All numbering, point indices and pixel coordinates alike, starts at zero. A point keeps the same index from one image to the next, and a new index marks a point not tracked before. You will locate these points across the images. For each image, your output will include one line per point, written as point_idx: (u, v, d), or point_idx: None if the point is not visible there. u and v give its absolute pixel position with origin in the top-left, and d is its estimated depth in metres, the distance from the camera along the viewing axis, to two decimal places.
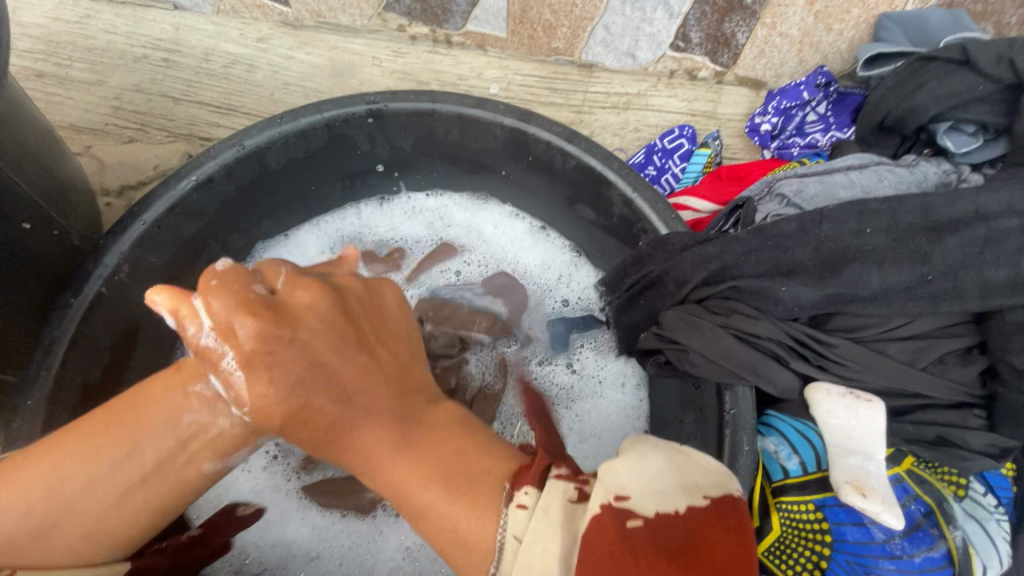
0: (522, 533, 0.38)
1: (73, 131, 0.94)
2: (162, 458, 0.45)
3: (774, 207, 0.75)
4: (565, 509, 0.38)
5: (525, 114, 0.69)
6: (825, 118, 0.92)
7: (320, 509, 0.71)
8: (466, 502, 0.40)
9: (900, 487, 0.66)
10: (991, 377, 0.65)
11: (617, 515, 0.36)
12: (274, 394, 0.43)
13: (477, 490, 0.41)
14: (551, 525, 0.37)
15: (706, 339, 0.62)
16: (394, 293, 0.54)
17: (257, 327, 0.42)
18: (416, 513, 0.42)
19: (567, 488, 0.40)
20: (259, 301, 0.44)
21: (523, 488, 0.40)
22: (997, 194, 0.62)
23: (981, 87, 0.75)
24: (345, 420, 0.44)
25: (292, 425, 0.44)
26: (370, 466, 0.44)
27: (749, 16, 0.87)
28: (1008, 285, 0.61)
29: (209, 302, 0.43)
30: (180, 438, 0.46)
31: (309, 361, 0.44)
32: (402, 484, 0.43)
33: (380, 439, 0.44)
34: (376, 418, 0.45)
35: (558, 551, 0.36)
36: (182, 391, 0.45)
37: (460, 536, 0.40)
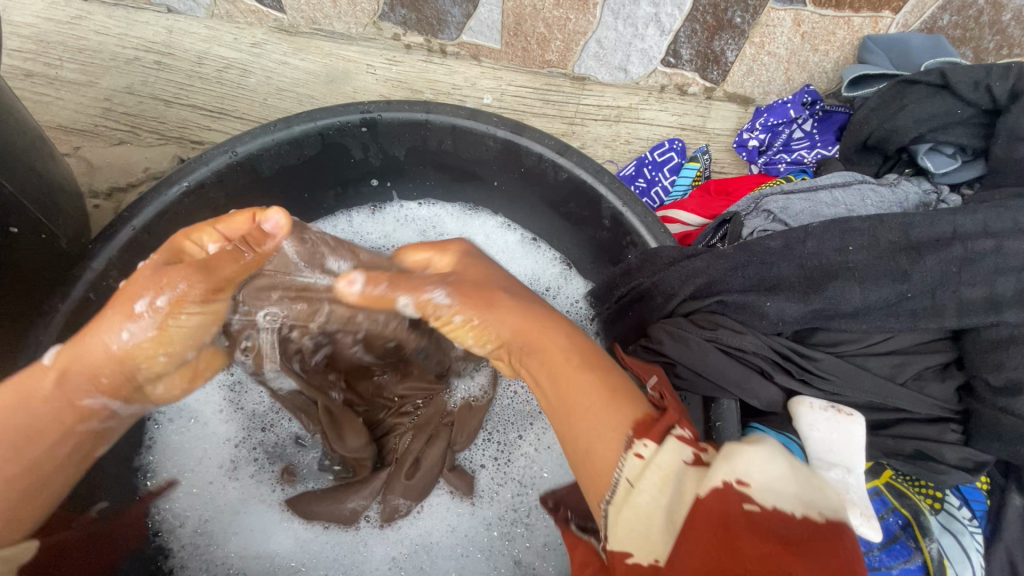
0: (635, 481, 0.39)
1: (61, 132, 0.93)
2: (67, 453, 0.52)
3: (761, 222, 0.77)
4: (677, 471, 0.37)
5: (518, 126, 0.70)
6: (812, 135, 0.94)
7: (302, 522, 0.70)
8: (616, 419, 0.43)
9: (879, 499, 0.69)
10: (967, 394, 0.67)
11: (735, 497, 0.34)
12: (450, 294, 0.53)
13: (622, 412, 0.43)
14: (657, 486, 0.37)
15: (693, 354, 0.64)
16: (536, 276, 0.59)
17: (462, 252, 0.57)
18: (560, 415, 0.46)
19: (688, 452, 0.39)
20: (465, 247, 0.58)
21: (646, 441, 0.40)
22: (974, 215, 0.64)
23: (959, 111, 0.77)
24: (511, 318, 0.51)
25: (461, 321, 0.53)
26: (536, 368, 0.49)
27: (738, 34, 0.88)
28: (983, 303, 0.63)
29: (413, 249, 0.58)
30: (75, 441, 0.52)
31: (517, 284, 0.55)
32: (558, 377, 0.47)
33: (559, 351, 0.48)
34: (537, 323, 0.50)
35: (664, 504, 0.36)
36: (68, 402, 0.50)
37: (591, 451, 0.42)
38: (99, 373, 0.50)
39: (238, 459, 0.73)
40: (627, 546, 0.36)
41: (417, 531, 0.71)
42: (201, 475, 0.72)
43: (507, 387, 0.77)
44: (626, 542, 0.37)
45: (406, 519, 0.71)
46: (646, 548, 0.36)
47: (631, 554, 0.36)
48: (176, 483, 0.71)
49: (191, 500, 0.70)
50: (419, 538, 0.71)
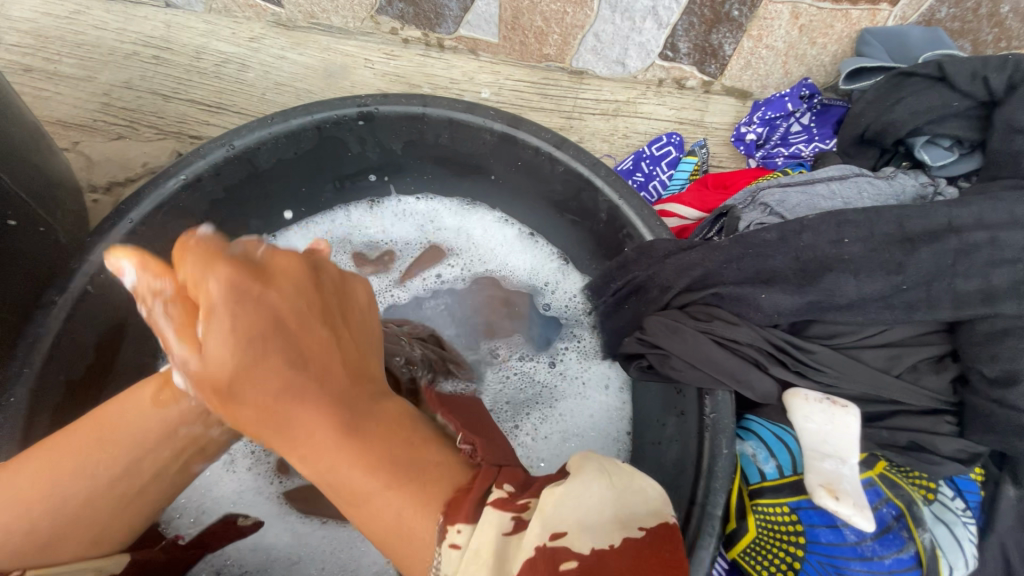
0: (454, 574, 0.36)
1: (60, 127, 0.94)
2: (157, 465, 0.54)
3: (758, 215, 0.77)
4: (498, 544, 0.36)
5: (514, 120, 0.70)
6: (809, 129, 0.95)
7: (300, 515, 0.71)
8: (416, 500, 0.39)
9: (872, 491, 0.66)
10: (961, 385, 0.68)
11: (557, 556, 0.35)
12: (224, 353, 0.39)
13: (427, 492, 0.39)
14: (475, 572, 0.35)
15: (688, 346, 0.65)
16: (326, 275, 0.46)
17: (210, 284, 0.39)
18: (357, 507, 0.40)
19: (507, 517, 0.37)
20: (236, 259, 0.41)
21: (456, 525, 0.37)
22: (969, 207, 0.64)
23: (956, 103, 0.77)
24: (293, 395, 0.40)
25: (230, 396, 0.40)
26: (314, 453, 0.40)
27: (736, 28, 0.87)
28: (978, 295, 0.63)
29: (187, 258, 0.40)
30: (177, 445, 0.54)
31: (280, 325, 0.40)
32: (337, 471, 0.40)
33: (332, 430, 0.40)
34: (327, 402, 0.41)
35: None
36: (177, 407, 0.52)
37: (402, 543, 0.39)
38: None
39: (236, 451, 0.72)
40: None
41: None
42: None
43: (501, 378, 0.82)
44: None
45: None
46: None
47: None
48: None
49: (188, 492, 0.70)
50: None
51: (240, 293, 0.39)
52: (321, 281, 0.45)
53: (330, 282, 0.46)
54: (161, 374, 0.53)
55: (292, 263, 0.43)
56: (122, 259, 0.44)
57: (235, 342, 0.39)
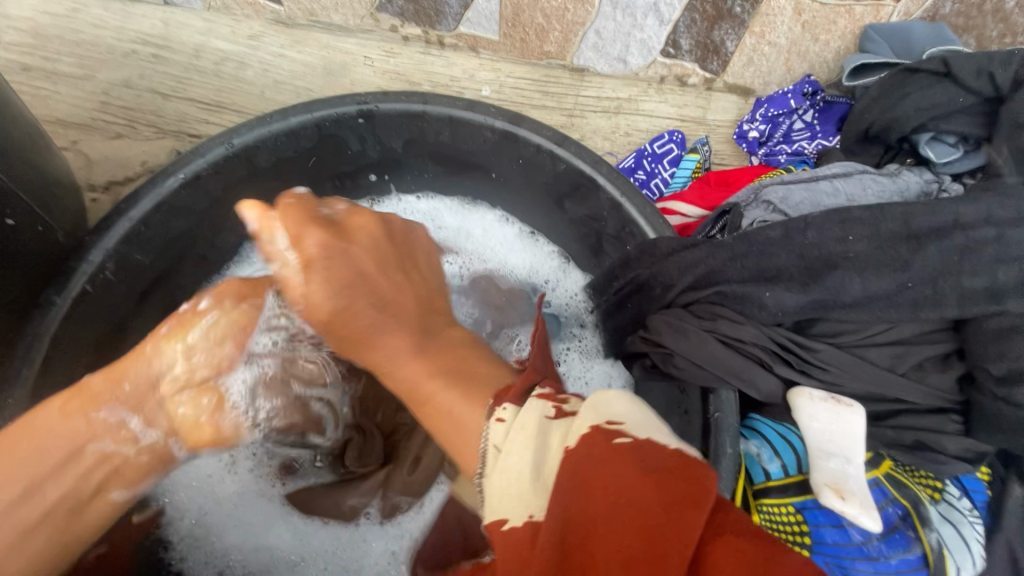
0: (501, 446, 0.37)
1: (59, 126, 0.93)
2: (66, 489, 0.48)
3: (762, 213, 0.76)
4: (543, 425, 0.36)
5: (516, 117, 0.70)
6: (812, 126, 0.94)
7: (301, 517, 0.71)
8: (466, 395, 0.42)
9: (878, 490, 0.66)
10: (968, 384, 0.67)
11: (602, 435, 0.34)
12: (323, 292, 0.47)
13: (474, 390, 0.42)
14: (521, 444, 0.35)
15: (692, 344, 0.64)
16: (425, 241, 0.58)
17: (314, 241, 0.47)
18: (421, 406, 0.44)
19: (550, 406, 0.38)
20: (320, 222, 0.50)
21: (507, 402, 0.39)
22: (976, 203, 0.64)
23: (962, 99, 0.76)
24: (379, 323, 0.46)
25: (334, 327, 0.47)
26: (388, 364, 0.46)
27: (738, 24, 0.87)
28: (985, 292, 0.62)
29: (280, 217, 0.48)
30: (85, 466, 0.50)
31: (398, 253, 0.53)
32: (411, 380, 0.44)
33: (397, 341, 0.46)
34: (402, 320, 0.47)
35: (530, 466, 0.34)
36: (84, 417, 0.49)
37: (458, 426, 0.41)
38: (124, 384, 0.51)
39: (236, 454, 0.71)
40: (503, 512, 0.33)
41: (417, 523, 0.71)
42: (200, 468, 0.71)
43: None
44: (497, 508, 0.34)
45: (408, 513, 0.71)
46: (510, 502, 0.34)
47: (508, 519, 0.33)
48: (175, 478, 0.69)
49: (191, 492, 0.70)
50: (420, 530, 0.71)
51: (328, 252, 0.48)
52: (397, 239, 0.54)
53: (400, 235, 0.55)
54: (71, 387, 0.50)
55: (375, 217, 0.53)
56: (250, 214, 0.48)
57: (332, 261, 0.47)
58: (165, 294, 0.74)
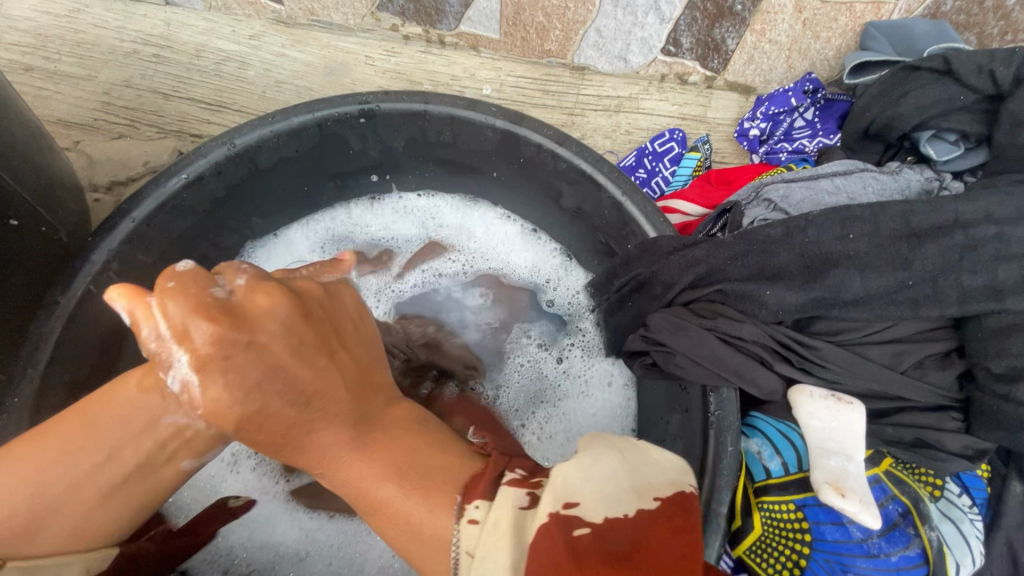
0: (473, 551, 0.38)
1: (62, 126, 0.94)
2: (141, 456, 0.47)
3: (762, 211, 0.76)
4: (514, 521, 0.38)
5: (517, 116, 0.70)
6: (813, 124, 0.94)
7: (306, 510, 0.71)
8: (428, 502, 0.41)
9: (878, 487, 0.68)
10: (968, 381, 0.67)
11: (562, 523, 0.36)
12: (231, 398, 0.40)
13: (434, 493, 0.42)
14: (497, 543, 0.37)
15: (692, 342, 0.64)
16: (354, 297, 0.52)
17: (202, 334, 0.39)
18: (373, 509, 0.43)
19: (521, 498, 0.40)
20: (207, 305, 0.40)
21: (474, 503, 0.40)
22: (976, 202, 0.64)
23: (962, 97, 0.76)
24: (310, 421, 0.44)
25: (247, 431, 0.42)
26: (328, 467, 0.45)
27: (739, 22, 0.87)
28: (985, 290, 0.63)
29: (168, 305, 0.40)
30: (160, 438, 0.47)
31: (325, 326, 0.46)
32: (357, 483, 0.44)
33: (342, 446, 0.44)
34: (338, 418, 0.44)
35: (507, 565, 0.35)
36: (159, 395, 0.45)
37: (416, 532, 0.41)
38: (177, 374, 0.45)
39: (239, 452, 0.72)
40: None
41: None
42: (205, 467, 0.72)
43: (513, 367, 0.82)
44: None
45: None
46: None
47: None
48: None
49: (195, 491, 0.71)
50: None
51: (218, 349, 0.40)
52: (319, 305, 0.47)
53: (318, 300, 0.47)
54: (144, 362, 0.47)
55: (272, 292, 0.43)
56: (117, 298, 0.42)
57: (229, 367, 0.40)
58: None
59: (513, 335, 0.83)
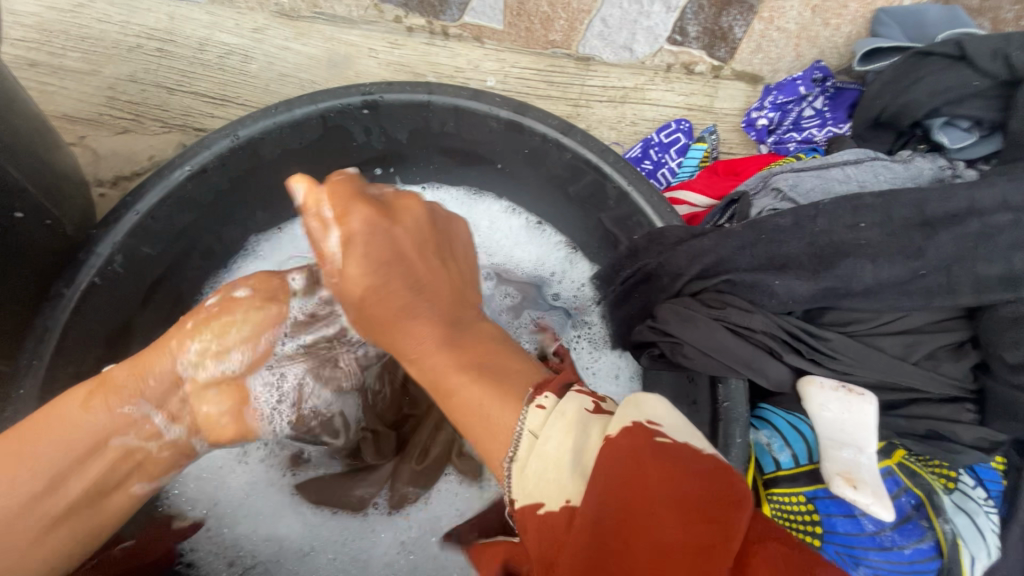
0: (538, 431, 0.36)
1: (67, 121, 0.94)
2: (89, 478, 0.51)
3: (770, 202, 0.76)
4: (580, 417, 0.36)
5: (521, 106, 0.69)
6: (822, 114, 0.92)
7: (310, 506, 0.71)
8: (498, 393, 0.40)
9: (891, 479, 0.66)
10: (982, 372, 0.66)
11: (643, 432, 0.33)
12: (359, 274, 0.48)
13: (508, 387, 0.41)
14: (561, 430, 0.35)
15: (700, 333, 0.63)
16: (467, 232, 0.58)
17: (358, 219, 0.49)
18: (447, 398, 0.43)
19: (588, 400, 0.38)
20: (365, 200, 0.50)
21: (545, 393, 0.38)
22: (991, 188, 0.62)
23: (976, 82, 0.75)
24: (406, 309, 0.47)
25: (364, 309, 0.48)
26: (415, 355, 0.46)
27: (746, 10, 0.90)
28: (1001, 279, 0.61)
29: (333, 194, 0.50)
30: (110, 457, 0.53)
31: (437, 242, 0.52)
32: (440, 371, 0.44)
33: (426, 333, 0.46)
34: (428, 313, 0.47)
35: (570, 450, 0.34)
36: (109, 410, 0.52)
37: (488, 424, 0.39)
38: (146, 378, 0.53)
39: (245, 444, 0.72)
40: (539, 497, 0.34)
41: (425, 516, 0.71)
42: (212, 459, 0.71)
43: (520, 354, 0.81)
44: (531, 493, 0.34)
45: (416, 506, 0.71)
46: (546, 491, 0.34)
47: (545, 504, 0.34)
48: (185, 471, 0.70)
49: (201, 484, 0.71)
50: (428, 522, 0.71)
51: (363, 238, 0.48)
52: (439, 229, 0.54)
53: (443, 224, 0.55)
54: (95, 377, 0.53)
55: (419, 205, 0.53)
56: (298, 187, 0.50)
57: (369, 252, 0.48)
58: (173, 288, 0.75)
59: (521, 321, 0.82)
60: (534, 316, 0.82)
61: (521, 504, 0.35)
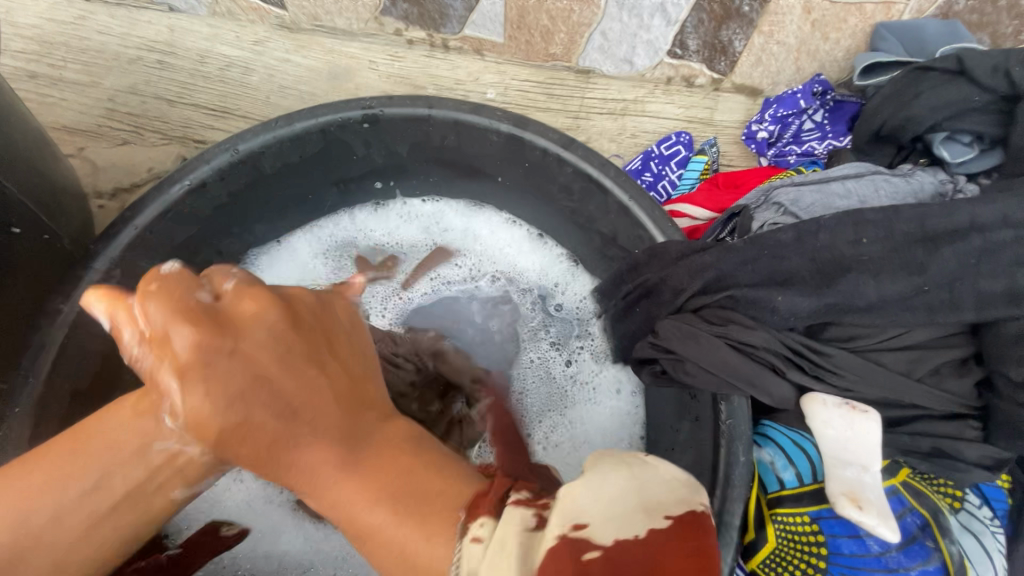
0: (477, 571, 0.32)
1: (66, 133, 0.93)
2: (135, 483, 0.41)
3: (771, 215, 0.75)
4: (522, 537, 0.33)
5: (522, 120, 0.69)
6: (822, 126, 0.93)
7: (314, 524, 0.69)
8: (420, 527, 0.34)
9: (896, 498, 0.66)
10: (987, 389, 0.65)
11: (572, 543, 0.31)
12: (207, 410, 0.37)
13: (431, 517, 0.35)
14: (501, 566, 0.31)
15: (702, 350, 0.63)
16: (350, 308, 0.47)
17: (184, 338, 0.37)
18: (359, 535, 0.37)
19: (529, 514, 0.35)
20: (197, 307, 0.39)
21: (478, 521, 0.34)
22: (993, 204, 0.62)
23: (977, 98, 0.75)
24: (295, 432, 0.38)
25: (229, 446, 0.38)
26: (311, 486, 0.38)
27: (746, 24, 0.87)
28: (1004, 295, 0.61)
29: (155, 299, 0.39)
30: (154, 467, 0.41)
31: (316, 337, 0.41)
32: (347, 508, 0.37)
33: (313, 457, 0.37)
34: (314, 437, 0.38)
35: (516, 571, 0.30)
36: (154, 421, 0.41)
37: (409, 565, 0.34)
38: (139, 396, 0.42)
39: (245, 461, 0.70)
40: None
41: None
42: None
43: (525, 360, 0.81)
44: None
45: None
46: None
47: None
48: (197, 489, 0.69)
49: (197, 503, 0.69)
50: None
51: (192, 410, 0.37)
52: (309, 312, 0.43)
53: (312, 309, 0.43)
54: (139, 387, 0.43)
55: (298, 295, 0.43)
56: (98, 305, 0.43)
57: (231, 394, 0.37)
58: None
59: (531, 329, 0.83)
60: (540, 325, 0.83)
61: None
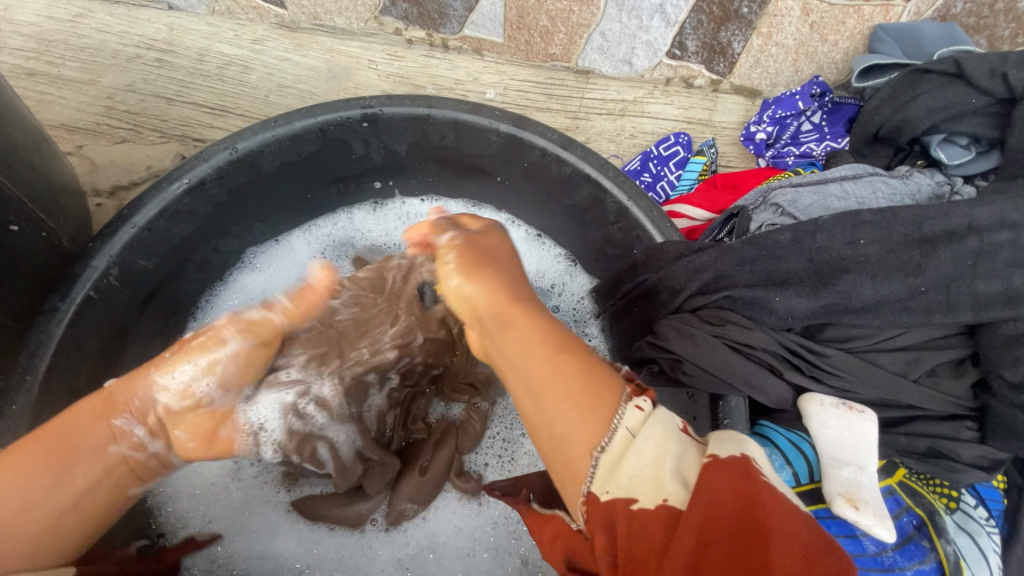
0: (636, 430, 0.40)
1: (64, 131, 0.93)
2: (92, 479, 0.50)
3: (769, 216, 0.76)
4: (677, 433, 0.40)
5: (521, 120, 0.69)
6: (820, 128, 0.93)
7: (308, 524, 0.70)
8: (590, 387, 0.44)
9: (892, 498, 0.67)
10: (983, 390, 0.66)
11: (747, 467, 0.38)
12: (481, 239, 0.58)
13: (606, 389, 0.44)
14: (659, 435, 0.40)
15: (700, 350, 0.63)
16: None
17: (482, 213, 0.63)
18: (536, 374, 0.46)
19: (678, 421, 0.42)
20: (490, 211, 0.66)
21: (643, 398, 0.43)
22: (989, 207, 0.62)
23: (974, 100, 0.75)
24: (514, 284, 0.54)
25: (470, 263, 0.55)
26: (511, 320, 0.50)
27: (745, 25, 0.89)
28: (1000, 297, 0.61)
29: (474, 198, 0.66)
30: (108, 467, 0.51)
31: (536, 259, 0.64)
32: (535, 350, 0.47)
33: (522, 302, 0.52)
34: (526, 297, 0.53)
35: (668, 455, 0.39)
36: (109, 424, 0.51)
37: (584, 416, 0.42)
38: (134, 400, 0.52)
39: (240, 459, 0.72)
40: (633, 491, 0.37)
41: (422, 533, 0.71)
42: (205, 475, 0.71)
43: None
44: (625, 487, 0.38)
45: (413, 523, 0.70)
46: (640, 489, 0.37)
47: (639, 499, 0.37)
48: (178, 487, 0.70)
49: (195, 502, 0.70)
50: (425, 540, 0.71)
51: (469, 243, 0.57)
52: None
53: None
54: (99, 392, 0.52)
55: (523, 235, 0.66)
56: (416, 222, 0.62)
57: (492, 242, 0.59)
58: (169, 299, 0.74)
59: None
60: None
61: (610, 494, 0.38)
